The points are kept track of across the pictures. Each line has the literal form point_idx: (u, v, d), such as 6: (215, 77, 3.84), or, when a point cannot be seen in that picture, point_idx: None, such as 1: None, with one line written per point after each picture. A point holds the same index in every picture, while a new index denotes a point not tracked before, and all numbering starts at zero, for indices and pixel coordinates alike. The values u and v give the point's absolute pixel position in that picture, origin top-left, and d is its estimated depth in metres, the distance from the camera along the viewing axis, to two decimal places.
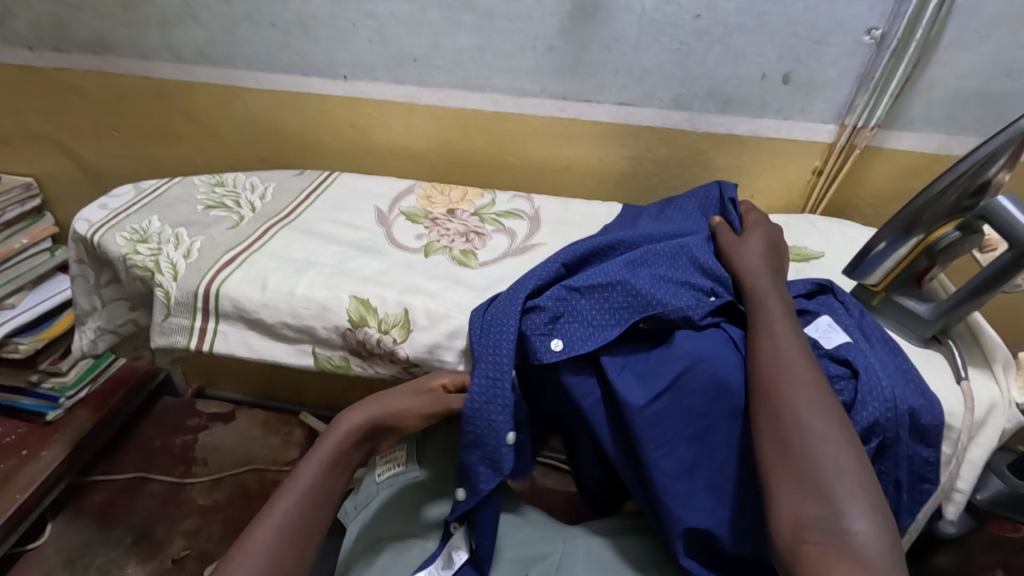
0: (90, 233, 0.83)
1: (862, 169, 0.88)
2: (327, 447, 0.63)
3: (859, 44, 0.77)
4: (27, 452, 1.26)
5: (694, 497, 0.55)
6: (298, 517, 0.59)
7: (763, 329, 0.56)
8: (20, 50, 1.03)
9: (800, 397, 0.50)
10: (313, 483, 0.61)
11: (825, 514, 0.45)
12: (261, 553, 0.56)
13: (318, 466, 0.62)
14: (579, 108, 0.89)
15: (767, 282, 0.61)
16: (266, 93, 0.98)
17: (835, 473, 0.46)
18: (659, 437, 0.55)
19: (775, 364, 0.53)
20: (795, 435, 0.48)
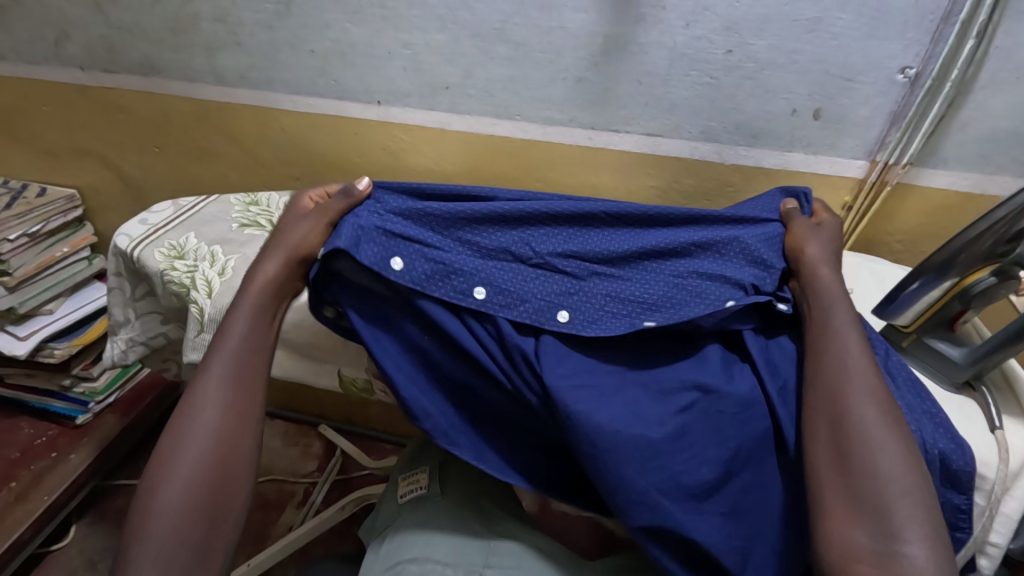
0: (130, 247, 0.86)
1: (893, 205, 0.87)
2: (235, 331, 0.62)
3: (893, 83, 0.77)
4: (56, 455, 1.30)
5: (711, 517, 0.55)
6: (226, 399, 0.59)
7: (832, 339, 0.56)
8: (72, 69, 1.08)
9: (869, 418, 0.51)
10: (231, 365, 0.61)
11: (881, 536, 0.46)
12: (216, 409, 0.58)
13: (232, 347, 0.61)
14: (607, 138, 0.90)
15: (837, 292, 0.60)
16: (302, 115, 1.01)
17: (898, 492, 0.47)
18: (683, 450, 0.54)
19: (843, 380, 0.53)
20: (860, 455, 0.49)
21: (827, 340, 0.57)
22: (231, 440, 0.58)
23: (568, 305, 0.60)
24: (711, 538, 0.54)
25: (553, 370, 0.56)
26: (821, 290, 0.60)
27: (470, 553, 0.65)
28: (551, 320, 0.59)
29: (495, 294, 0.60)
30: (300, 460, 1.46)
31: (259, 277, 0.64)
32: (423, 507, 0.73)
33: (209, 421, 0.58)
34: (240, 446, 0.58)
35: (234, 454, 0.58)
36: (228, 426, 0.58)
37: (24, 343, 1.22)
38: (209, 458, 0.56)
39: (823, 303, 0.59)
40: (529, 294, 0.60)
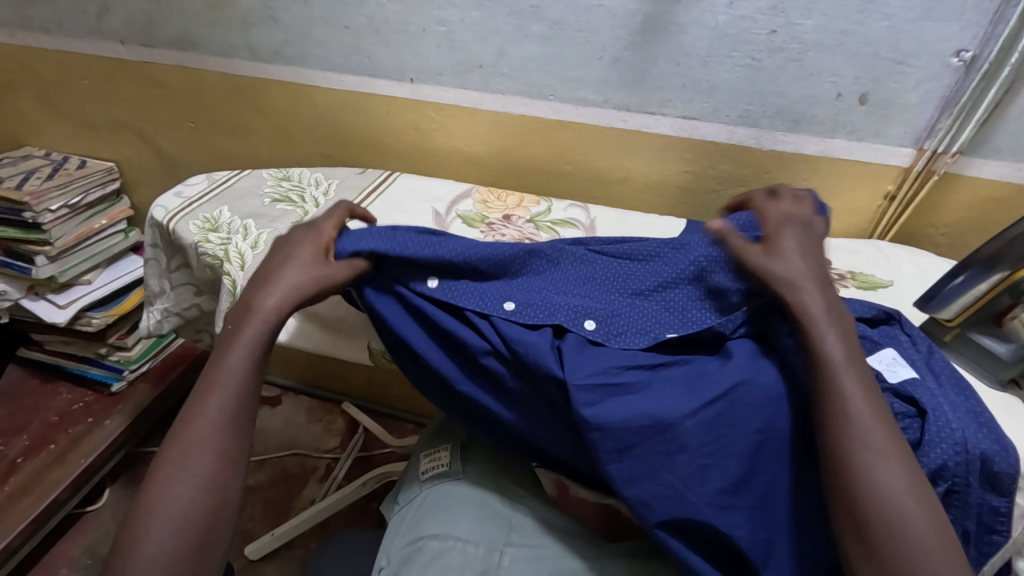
0: (166, 219, 0.88)
1: (939, 197, 0.84)
2: (250, 336, 0.59)
3: (946, 67, 0.74)
4: (92, 420, 1.35)
5: (736, 511, 0.53)
6: (232, 412, 0.56)
7: (831, 389, 0.51)
8: (113, 44, 1.10)
9: (876, 444, 0.49)
10: (242, 372, 0.57)
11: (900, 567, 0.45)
12: (207, 458, 0.53)
13: (246, 354, 0.58)
14: (642, 120, 0.88)
15: (826, 315, 0.55)
16: (334, 92, 1.01)
17: (910, 522, 0.46)
18: (708, 446, 0.53)
19: (851, 440, 0.49)
20: (880, 525, 0.47)
21: (827, 391, 0.51)
22: (223, 491, 0.53)
23: (594, 316, 0.62)
24: (733, 531, 0.53)
25: (576, 371, 0.56)
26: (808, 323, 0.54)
27: (491, 532, 0.65)
28: (577, 327, 0.61)
29: (524, 303, 0.62)
30: (324, 436, 1.49)
31: (263, 306, 0.60)
32: (443, 484, 0.73)
33: (210, 428, 0.54)
34: (231, 496, 0.54)
35: (225, 510, 0.53)
36: (220, 477, 0.53)
37: (64, 312, 1.26)
38: (198, 516, 0.51)
39: (812, 340, 0.53)
40: (553, 306, 0.62)
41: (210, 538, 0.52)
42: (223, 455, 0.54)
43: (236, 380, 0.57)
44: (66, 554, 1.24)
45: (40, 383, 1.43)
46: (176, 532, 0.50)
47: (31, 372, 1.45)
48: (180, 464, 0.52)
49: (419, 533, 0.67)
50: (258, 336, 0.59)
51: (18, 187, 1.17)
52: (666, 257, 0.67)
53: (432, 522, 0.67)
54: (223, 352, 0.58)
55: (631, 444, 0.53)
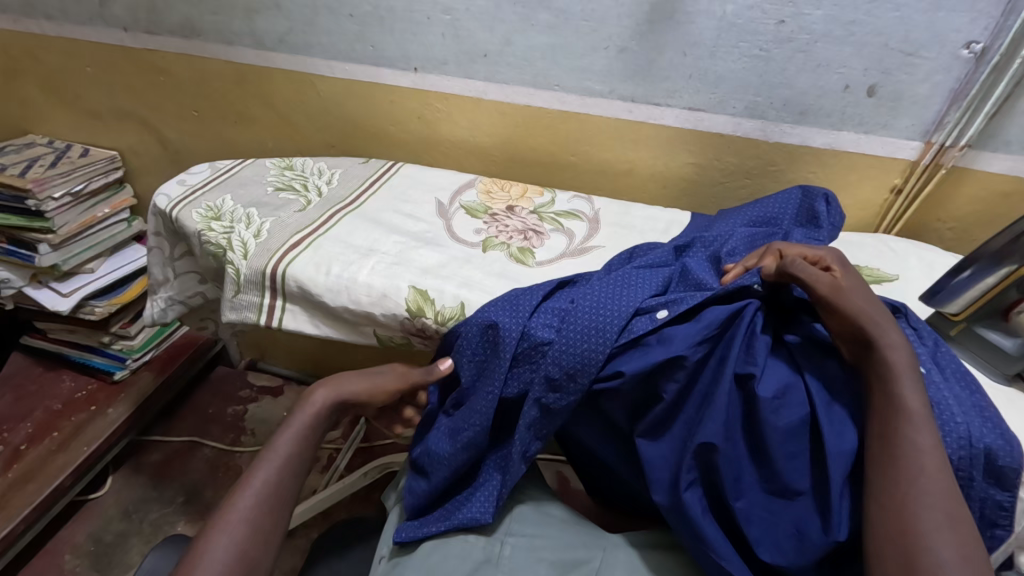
0: (169, 207, 0.88)
1: (946, 190, 0.83)
2: (300, 420, 0.62)
3: (956, 59, 0.73)
4: (96, 408, 1.35)
5: (746, 485, 0.54)
6: (277, 484, 0.58)
7: (902, 442, 0.48)
8: (116, 31, 1.10)
9: (918, 436, 0.49)
10: (290, 450, 0.60)
11: (911, 548, 0.45)
12: (242, 526, 0.54)
13: (294, 434, 0.61)
14: (647, 112, 0.88)
15: (904, 367, 0.51)
16: (339, 82, 1.01)
17: (933, 512, 0.46)
18: (731, 425, 0.54)
19: (907, 497, 0.47)
20: (912, 547, 0.45)
21: (896, 450, 0.48)
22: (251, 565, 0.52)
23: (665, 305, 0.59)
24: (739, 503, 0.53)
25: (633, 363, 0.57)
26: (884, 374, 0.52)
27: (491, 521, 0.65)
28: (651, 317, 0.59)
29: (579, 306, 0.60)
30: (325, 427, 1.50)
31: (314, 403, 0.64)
32: None
33: (250, 498, 0.56)
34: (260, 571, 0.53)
35: None
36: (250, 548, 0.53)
37: (67, 301, 1.26)
38: None
39: (889, 393, 0.51)
40: (639, 342, 0.58)
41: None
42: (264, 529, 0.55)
43: (285, 456, 0.60)
44: (71, 540, 1.25)
45: (44, 371, 1.44)
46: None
47: (35, 360, 1.45)
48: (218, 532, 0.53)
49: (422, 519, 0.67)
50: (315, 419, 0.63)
51: (20, 175, 1.17)
52: (692, 260, 0.66)
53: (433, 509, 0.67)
54: (275, 432, 0.62)
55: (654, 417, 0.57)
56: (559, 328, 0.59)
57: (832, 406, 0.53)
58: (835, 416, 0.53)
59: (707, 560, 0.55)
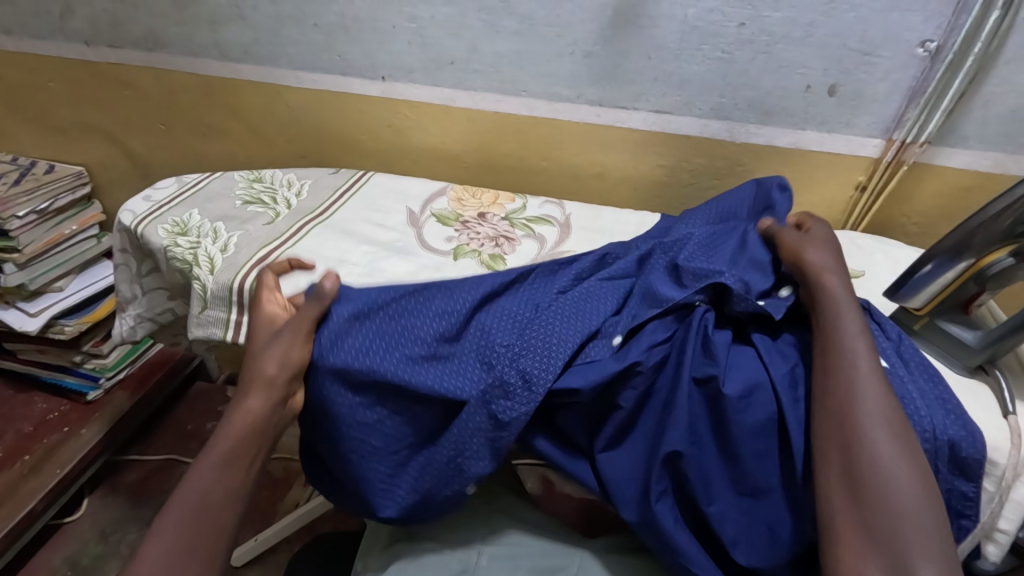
0: (134, 224, 0.87)
1: (908, 186, 0.84)
2: (221, 444, 0.54)
3: (912, 58, 0.74)
4: (68, 429, 1.32)
5: (716, 489, 0.54)
6: (201, 525, 0.50)
7: (832, 335, 0.54)
8: (77, 45, 1.08)
9: (855, 334, 0.54)
10: (215, 484, 0.52)
11: (844, 423, 0.50)
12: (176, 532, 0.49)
13: (217, 464, 0.53)
14: (615, 115, 0.88)
15: (846, 300, 0.56)
16: (306, 92, 1.00)
17: (869, 403, 0.50)
18: (697, 428, 0.54)
19: (846, 389, 0.51)
20: (851, 428, 0.50)
21: (839, 366, 0.52)
22: None
23: (619, 330, 0.59)
24: (711, 506, 0.54)
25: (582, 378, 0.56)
26: (828, 311, 0.56)
27: (469, 534, 0.65)
28: (604, 338, 0.59)
29: (540, 309, 0.60)
30: None
31: (239, 413, 0.56)
32: None
33: (169, 555, 0.48)
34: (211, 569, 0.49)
35: None
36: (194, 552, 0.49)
37: (35, 320, 1.24)
38: None
39: (831, 326, 0.55)
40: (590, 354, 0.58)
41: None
42: (207, 530, 0.50)
43: (208, 493, 0.51)
44: (46, 564, 1.22)
45: (14, 392, 1.40)
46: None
47: (5, 381, 1.42)
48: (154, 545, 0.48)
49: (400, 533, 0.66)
50: (237, 441, 0.54)
51: None
52: (653, 270, 0.65)
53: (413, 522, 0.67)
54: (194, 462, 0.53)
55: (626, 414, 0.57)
56: (521, 333, 0.58)
57: (798, 404, 0.54)
58: (801, 414, 0.53)
59: (676, 564, 0.56)
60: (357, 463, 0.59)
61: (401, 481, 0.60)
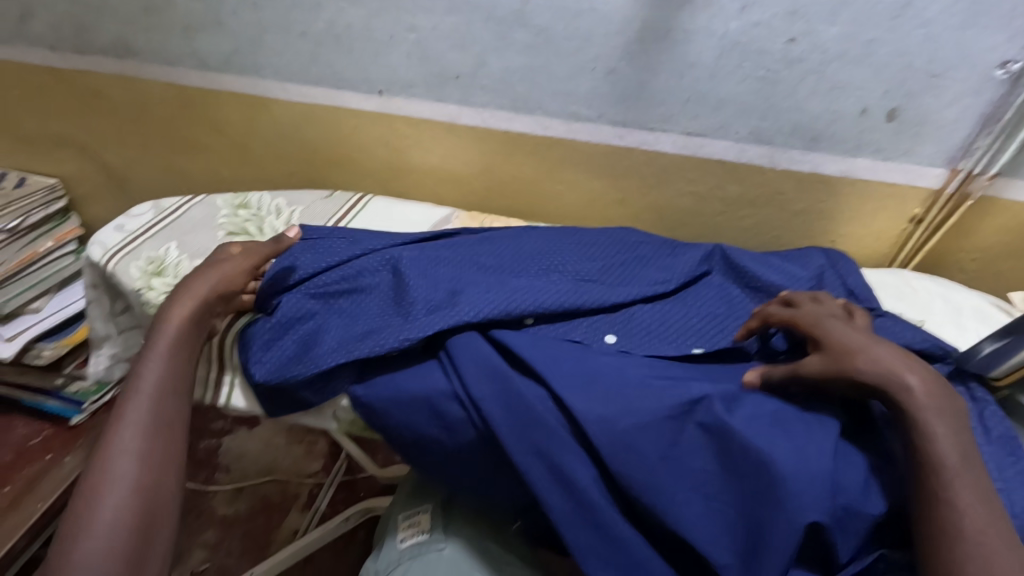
0: (105, 260, 0.78)
1: (971, 220, 0.75)
2: (165, 341, 0.63)
3: (989, 80, 0.65)
4: (51, 457, 1.25)
5: (702, 514, 0.53)
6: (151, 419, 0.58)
7: (904, 396, 0.51)
8: (41, 51, 0.97)
9: (922, 391, 0.51)
10: (163, 376, 0.61)
11: (938, 511, 0.47)
12: (133, 460, 0.55)
13: (164, 360, 0.62)
14: (640, 137, 0.79)
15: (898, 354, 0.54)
16: (294, 106, 0.90)
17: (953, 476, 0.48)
18: (722, 448, 0.54)
19: (937, 465, 0.48)
20: (947, 516, 0.47)
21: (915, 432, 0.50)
22: (148, 504, 0.53)
23: (615, 330, 0.66)
24: (700, 530, 0.53)
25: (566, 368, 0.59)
26: (918, 414, 0.50)
27: None
28: (600, 341, 0.65)
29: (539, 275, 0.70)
30: (305, 459, 1.46)
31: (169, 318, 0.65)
32: (425, 559, 0.70)
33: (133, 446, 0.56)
34: (167, 493, 0.55)
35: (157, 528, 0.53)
36: (151, 477, 0.55)
37: (11, 345, 1.15)
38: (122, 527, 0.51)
39: (897, 383, 0.52)
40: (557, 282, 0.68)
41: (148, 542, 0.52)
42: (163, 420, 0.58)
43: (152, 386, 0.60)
44: None
45: None
46: (110, 541, 0.50)
47: None
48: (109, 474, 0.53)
49: None
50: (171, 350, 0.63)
51: None
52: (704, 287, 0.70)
53: None
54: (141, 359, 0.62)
55: (649, 420, 0.55)
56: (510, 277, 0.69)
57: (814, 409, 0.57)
58: (807, 417, 0.56)
59: None
60: (300, 314, 0.68)
61: (346, 328, 0.66)
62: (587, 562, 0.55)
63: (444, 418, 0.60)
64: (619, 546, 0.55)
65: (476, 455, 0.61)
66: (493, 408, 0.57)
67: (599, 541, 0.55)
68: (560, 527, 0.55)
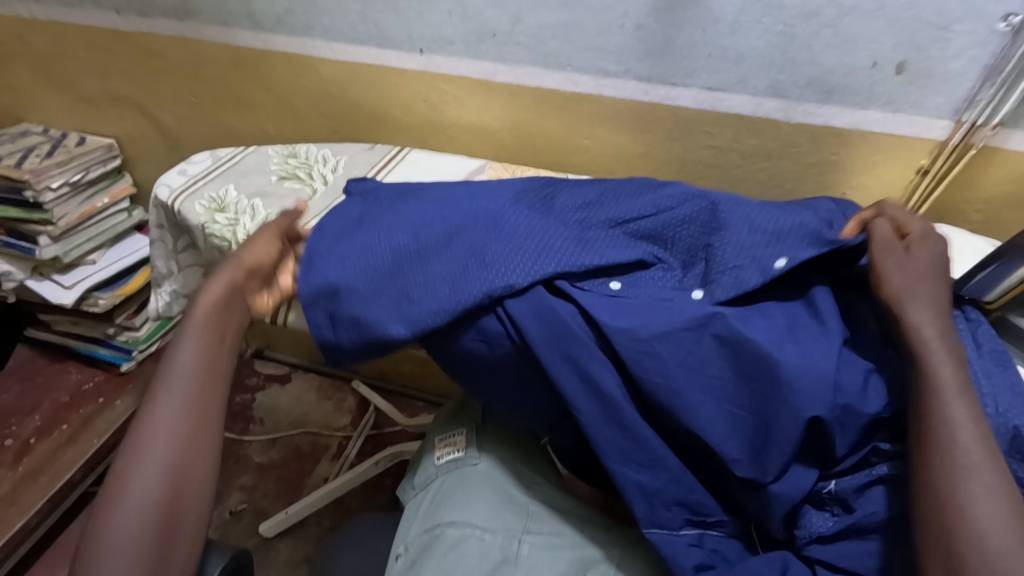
0: (171, 199, 0.86)
1: (975, 172, 0.80)
2: (197, 317, 0.62)
3: (992, 33, 0.70)
4: (103, 400, 1.34)
5: (714, 415, 0.59)
6: (184, 398, 0.57)
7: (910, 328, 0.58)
8: (109, 15, 1.06)
9: (929, 329, 0.57)
10: (198, 354, 0.60)
11: (930, 424, 0.53)
12: (160, 445, 0.54)
13: (198, 339, 0.61)
14: (663, 92, 0.85)
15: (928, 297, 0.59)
16: (340, 64, 0.97)
17: (949, 395, 0.53)
18: (738, 360, 0.59)
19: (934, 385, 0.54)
20: (937, 429, 0.52)
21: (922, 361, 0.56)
22: (181, 487, 0.53)
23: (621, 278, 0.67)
24: (713, 427, 0.59)
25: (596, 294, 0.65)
26: (923, 347, 0.56)
27: (509, 520, 0.69)
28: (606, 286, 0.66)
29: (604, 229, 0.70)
30: (335, 414, 1.54)
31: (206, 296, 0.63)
32: (461, 471, 0.76)
33: (168, 426, 0.55)
34: (197, 480, 0.55)
35: (187, 509, 0.53)
36: (178, 462, 0.54)
37: (70, 293, 1.24)
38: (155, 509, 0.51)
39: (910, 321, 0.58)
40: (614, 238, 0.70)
41: (170, 546, 0.51)
42: (198, 400, 0.58)
43: (186, 363, 0.59)
44: None
45: (49, 362, 1.42)
46: (139, 523, 0.50)
47: (39, 352, 1.43)
48: (136, 470, 0.53)
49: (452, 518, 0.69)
50: (204, 327, 0.61)
51: (18, 165, 1.15)
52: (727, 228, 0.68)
53: (457, 506, 0.71)
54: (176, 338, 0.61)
55: (668, 330, 0.61)
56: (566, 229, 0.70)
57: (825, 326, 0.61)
58: (815, 331, 0.61)
59: (680, 501, 0.62)
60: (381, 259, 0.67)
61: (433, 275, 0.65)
62: (612, 457, 0.61)
63: (484, 333, 0.66)
64: (640, 443, 0.61)
65: (513, 367, 0.67)
66: (532, 326, 0.63)
67: (623, 439, 0.62)
68: (588, 427, 0.62)
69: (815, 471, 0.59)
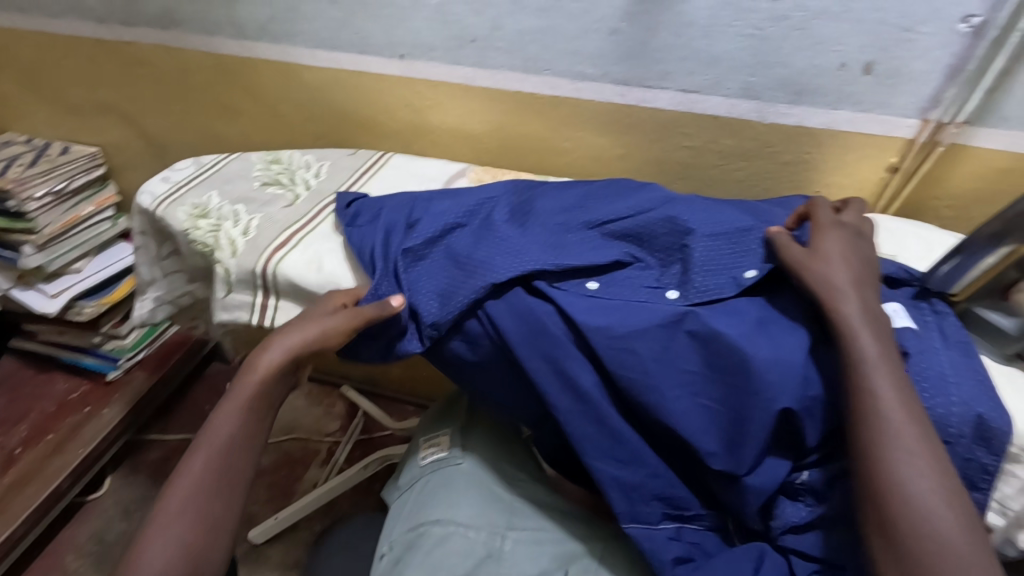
0: (154, 206, 0.87)
1: (944, 168, 0.82)
2: (242, 391, 0.63)
3: (954, 33, 0.72)
4: (89, 410, 1.34)
5: (690, 410, 0.60)
6: (213, 473, 0.59)
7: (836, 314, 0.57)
8: (92, 24, 1.06)
9: (852, 311, 0.57)
10: (234, 428, 0.62)
11: (862, 405, 0.52)
12: (184, 520, 0.57)
13: (237, 415, 0.62)
14: (640, 95, 0.86)
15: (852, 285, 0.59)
16: (323, 70, 0.98)
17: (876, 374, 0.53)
18: (712, 355, 0.60)
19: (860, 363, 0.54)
20: (868, 408, 0.52)
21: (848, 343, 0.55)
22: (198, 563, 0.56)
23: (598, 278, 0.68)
24: (688, 422, 0.60)
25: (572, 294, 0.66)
26: (848, 327, 0.56)
27: (493, 518, 0.70)
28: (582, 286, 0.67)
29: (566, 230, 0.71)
30: (325, 420, 1.54)
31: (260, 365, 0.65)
32: (445, 471, 0.77)
33: (193, 500, 0.58)
34: (212, 558, 0.57)
35: None
36: (198, 540, 0.56)
37: (54, 302, 1.24)
38: None
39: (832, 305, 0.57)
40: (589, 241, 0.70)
41: None
42: (228, 477, 0.60)
43: (222, 439, 0.61)
44: (72, 541, 1.24)
45: (35, 372, 1.41)
46: None
47: (25, 363, 1.43)
48: (156, 541, 0.55)
49: (438, 517, 0.70)
50: (245, 401, 0.63)
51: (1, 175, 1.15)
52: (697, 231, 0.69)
53: (442, 505, 0.72)
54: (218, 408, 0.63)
55: (644, 326, 0.62)
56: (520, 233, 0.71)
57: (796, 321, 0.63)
58: (786, 326, 0.62)
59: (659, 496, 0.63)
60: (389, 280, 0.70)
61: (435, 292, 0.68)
62: (591, 453, 0.62)
63: (466, 334, 0.67)
64: (618, 439, 0.62)
65: (493, 365, 0.68)
66: (510, 325, 0.64)
67: (600, 436, 0.63)
68: (566, 423, 0.63)
69: (788, 462, 0.60)
